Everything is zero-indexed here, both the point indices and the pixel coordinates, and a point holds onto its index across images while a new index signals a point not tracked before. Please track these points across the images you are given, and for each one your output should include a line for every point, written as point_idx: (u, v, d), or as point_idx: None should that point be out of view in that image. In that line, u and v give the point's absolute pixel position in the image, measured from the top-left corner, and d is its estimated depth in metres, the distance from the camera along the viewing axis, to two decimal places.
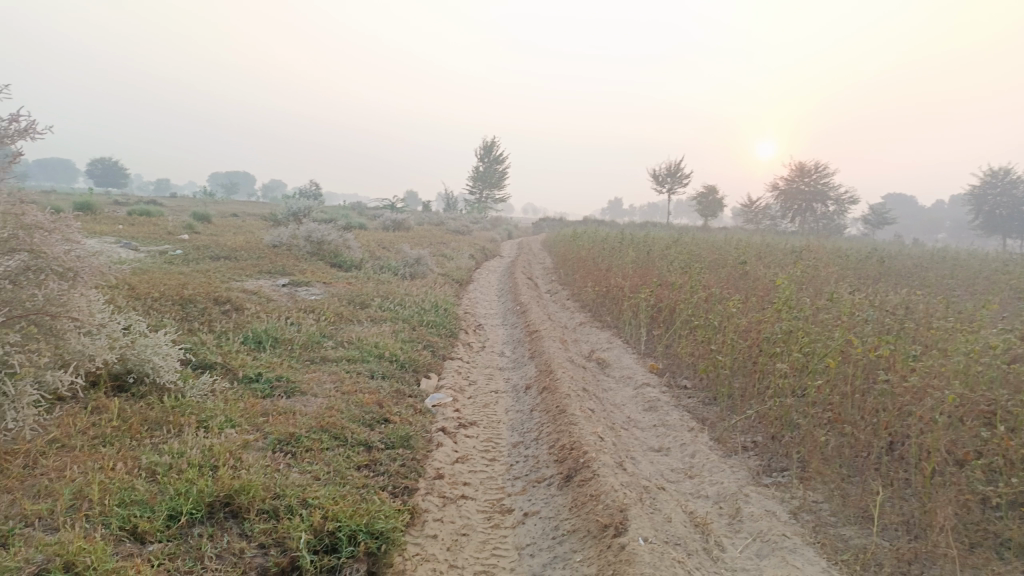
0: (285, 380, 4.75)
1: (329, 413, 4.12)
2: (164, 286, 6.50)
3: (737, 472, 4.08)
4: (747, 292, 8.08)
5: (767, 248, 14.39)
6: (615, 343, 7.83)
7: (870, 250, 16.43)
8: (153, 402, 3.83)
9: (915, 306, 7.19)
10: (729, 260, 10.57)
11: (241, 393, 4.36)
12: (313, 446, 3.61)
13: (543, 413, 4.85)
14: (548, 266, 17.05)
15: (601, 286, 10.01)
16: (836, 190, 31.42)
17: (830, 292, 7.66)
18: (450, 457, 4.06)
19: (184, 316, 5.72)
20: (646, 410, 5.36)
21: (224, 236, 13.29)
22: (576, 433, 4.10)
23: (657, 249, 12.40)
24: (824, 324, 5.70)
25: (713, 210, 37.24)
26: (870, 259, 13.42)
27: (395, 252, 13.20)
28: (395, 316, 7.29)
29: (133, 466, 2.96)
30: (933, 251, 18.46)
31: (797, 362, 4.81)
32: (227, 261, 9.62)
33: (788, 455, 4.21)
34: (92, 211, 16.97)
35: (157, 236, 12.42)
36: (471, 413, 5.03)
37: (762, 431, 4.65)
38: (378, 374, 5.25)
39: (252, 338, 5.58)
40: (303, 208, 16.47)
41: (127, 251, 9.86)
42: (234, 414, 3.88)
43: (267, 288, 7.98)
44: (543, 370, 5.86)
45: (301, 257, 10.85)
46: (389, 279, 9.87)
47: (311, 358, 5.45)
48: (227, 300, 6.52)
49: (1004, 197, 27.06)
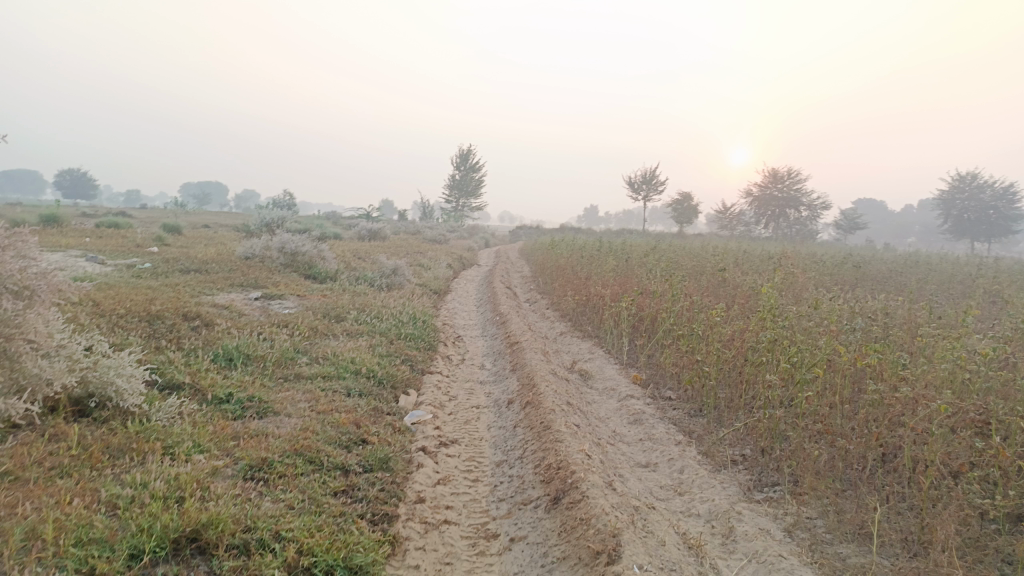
0: (258, 400, 4.56)
1: (303, 435, 3.93)
2: (130, 302, 6.27)
3: (727, 487, 3.97)
4: (729, 301, 8.02)
5: (744, 254, 14.42)
6: (597, 353, 7.71)
7: (845, 255, 16.54)
8: (116, 427, 3.61)
9: (896, 312, 7.18)
10: (708, 267, 10.54)
11: (210, 416, 4.15)
12: (287, 472, 3.42)
13: (526, 429, 4.70)
14: (526, 274, 16.94)
15: (581, 295, 9.91)
16: (808, 195, 31.76)
17: (812, 298, 7.62)
18: (431, 479, 3.89)
19: (151, 334, 5.49)
20: (631, 423, 5.24)
21: (196, 248, 13.01)
22: (562, 451, 3.96)
23: (636, 257, 12.35)
24: (809, 332, 5.63)
25: (689, 216, 37.45)
26: (845, 264, 13.50)
27: (372, 262, 13.00)
28: (372, 329, 7.11)
29: (91, 501, 2.75)
30: (905, 255, 18.67)
31: (785, 372, 4.73)
32: (198, 274, 9.37)
33: (778, 469, 4.11)
34: (58, 224, 16.56)
35: (125, 249, 12.10)
36: (452, 430, 4.87)
37: (750, 444, 4.55)
38: (355, 391, 5.07)
39: (223, 355, 5.37)
40: (276, 218, 16.20)
41: (93, 266, 9.57)
42: (202, 439, 3.68)
43: (239, 302, 7.75)
44: (526, 384, 5.71)
45: (275, 269, 10.62)
46: (365, 290, 9.69)
47: (285, 376, 5.25)
48: (197, 315, 6.30)
49: (971, 202, 27.52)
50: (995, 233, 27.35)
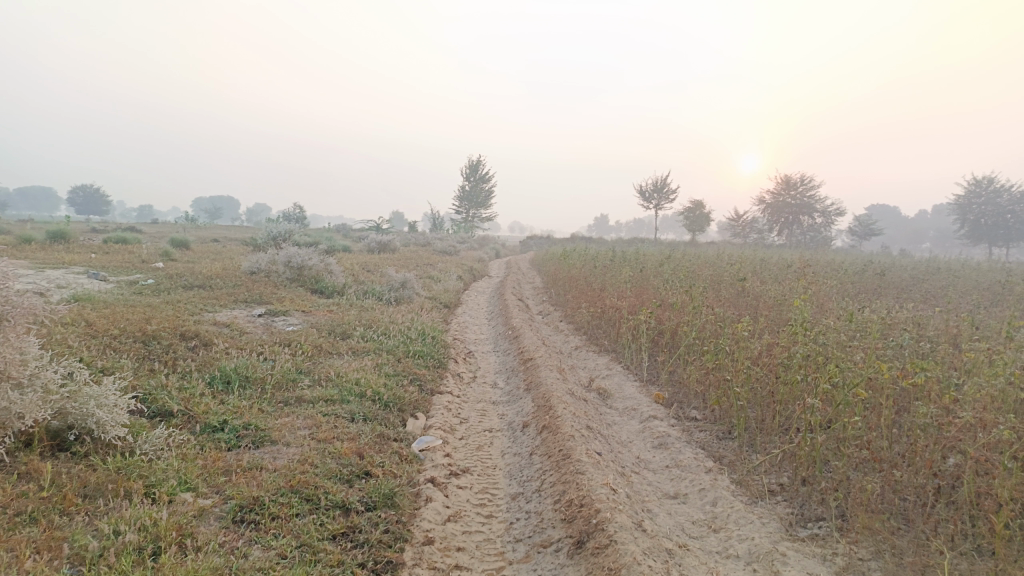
0: (254, 428, 4.22)
1: (301, 468, 3.60)
2: (126, 322, 5.98)
3: (767, 523, 3.60)
4: (751, 313, 7.64)
5: (761, 263, 13.99)
6: (615, 369, 7.36)
7: (864, 262, 16.09)
8: (95, 463, 3.28)
9: (932, 324, 6.77)
10: (727, 276, 10.14)
11: (201, 448, 3.83)
12: (281, 513, 3.09)
13: (544, 457, 4.35)
14: (538, 285, 16.57)
15: (596, 307, 9.55)
16: (822, 202, 31.28)
17: (839, 309, 7.24)
18: (441, 516, 3.55)
19: (144, 356, 5.18)
20: (656, 448, 4.88)
21: (202, 263, 12.74)
22: (584, 485, 3.61)
23: (651, 267, 11.98)
24: (844, 346, 5.25)
25: (701, 225, 37.01)
26: (866, 271, 13.03)
27: (380, 275, 12.71)
28: (378, 347, 6.78)
29: (55, 555, 2.42)
30: (926, 261, 18.22)
31: (823, 392, 4.35)
32: (201, 290, 9.09)
33: (822, 501, 3.73)
34: (65, 240, 16.40)
35: (130, 265, 11.88)
36: (463, 458, 4.52)
37: (788, 472, 4.17)
38: (359, 417, 4.73)
39: (219, 378, 5.05)
40: (283, 232, 15.97)
41: (95, 283, 9.33)
42: (190, 475, 3.35)
43: (241, 320, 7.46)
44: (542, 405, 5.35)
45: (280, 284, 10.33)
46: (372, 305, 9.38)
47: (285, 400, 4.92)
48: (195, 335, 6.00)
49: (988, 206, 26.94)
50: (1013, 238, 26.79)
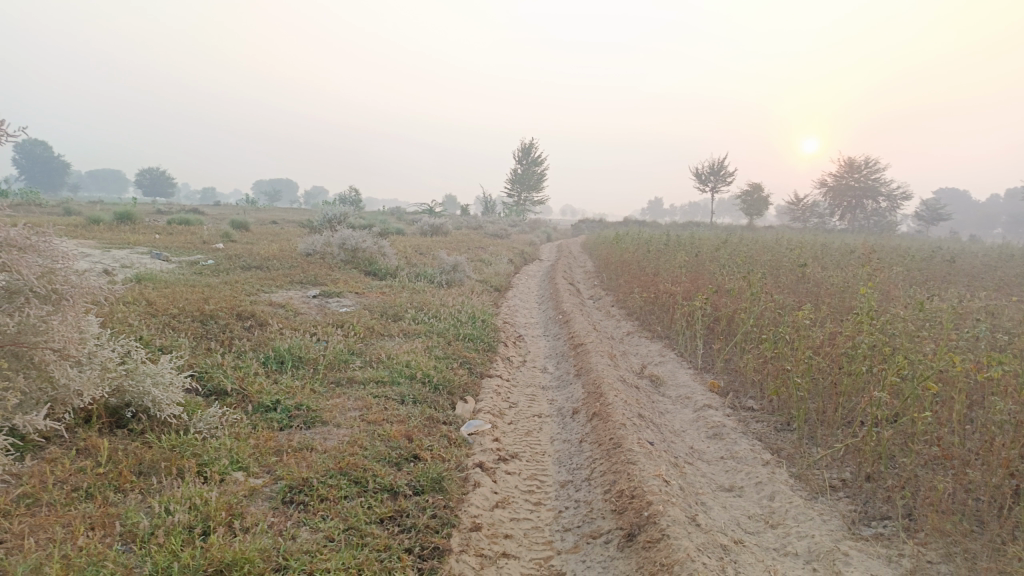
0: (306, 408, 4.25)
1: (350, 450, 3.60)
2: (185, 301, 6.11)
3: (828, 521, 3.44)
4: (812, 300, 7.36)
5: (822, 248, 13.53)
6: (668, 355, 7.21)
7: (933, 248, 15.34)
8: (150, 440, 3.34)
9: (1009, 314, 6.40)
10: (787, 262, 9.82)
11: (253, 427, 3.87)
12: (329, 495, 3.09)
13: (594, 444, 4.27)
14: (590, 269, 16.39)
15: (649, 292, 9.37)
16: (888, 185, 30.09)
17: (907, 298, 6.90)
18: (489, 502, 3.51)
19: (201, 335, 5.29)
20: (710, 438, 4.74)
21: (260, 245, 13.00)
22: (635, 475, 3.51)
23: (707, 251, 11.71)
24: (914, 337, 4.99)
25: (759, 208, 36.08)
26: (935, 258, 12.47)
27: (433, 258, 12.75)
28: (429, 329, 6.77)
29: (108, 532, 2.47)
30: (1002, 247, 17.28)
31: (891, 385, 4.14)
32: (258, 271, 9.25)
33: (888, 499, 3.54)
34: (131, 221, 16.95)
35: (191, 246, 12.17)
36: (512, 443, 4.47)
37: (852, 467, 3.99)
38: (409, 399, 4.72)
39: (273, 358, 5.10)
40: (338, 214, 16.16)
41: (158, 263, 9.60)
42: (241, 454, 3.39)
43: (296, 300, 7.56)
44: (593, 391, 5.26)
45: (334, 266, 10.45)
46: (424, 288, 9.40)
47: (337, 381, 4.95)
48: (251, 315, 6.09)
49: None
50: None
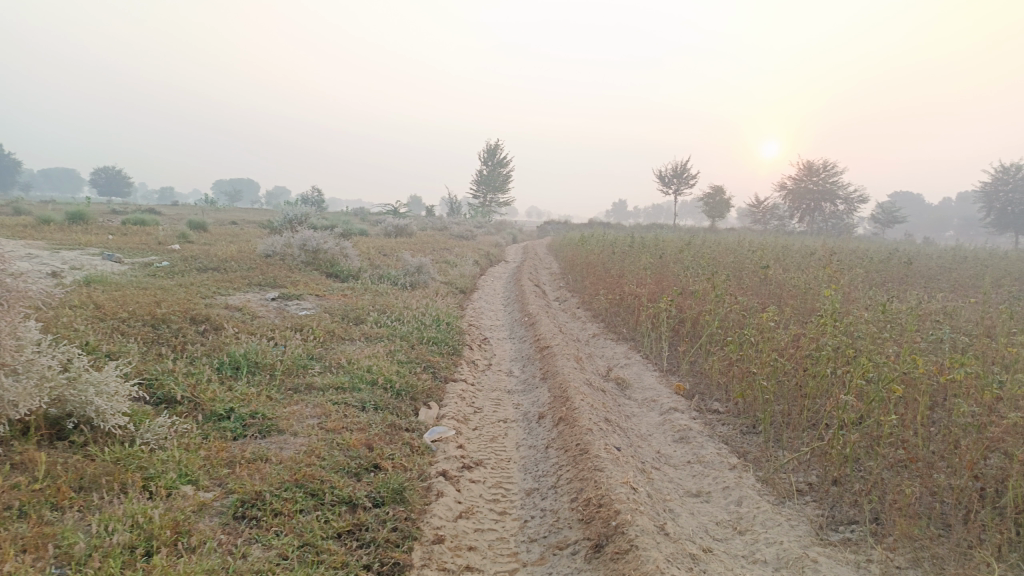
0: (261, 417, 4.09)
1: (307, 460, 3.46)
2: (136, 304, 5.87)
3: (796, 526, 3.40)
4: (775, 302, 7.40)
5: (784, 250, 13.68)
6: (634, 358, 7.17)
7: (889, 251, 15.66)
8: (92, 453, 3.15)
9: (966, 316, 6.49)
10: (750, 263, 9.88)
11: (205, 437, 3.70)
12: (284, 509, 2.95)
13: (560, 451, 4.18)
14: (556, 271, 16.35)
15: (615, 294, 9.34)
16: (845, 188, 30.70)
17: (868, 300, 6.97)
18: (453, 512, 3.39)
19: (152, 340, 5.07)
20: (677, 442, 4.70)
21: (218, 246, 12.66)
22: (602, 483, 3.43)
23: (671, 253, 11.74)
24: (876, 339, 5.01)
25: (721, 211, 36.50)
26: (892, 260, 12.68)
27: (396, 259, 12.57)
28: (392, 333, 6.62)
29: (41, 555, 2.29)
30: (955, 249, 17.75)
31: (856, 387, 4.14)
32: (215, 273, 8.99)
33: (855, 504, 3.52)
34: (83, 221, 16.42)
35: (146, 247, 11.80)
36: (476, 450, 4.36)
37: (818, 471, 3.97)
38: (370, 405, 4.58)
39: (228, 364, 4.91)
40: (300, 215, 15.87)
41: (110, 265, 9.27)
42: (191, 467, 3.22)
43: (253, 303, 7.34)
44: (559, 395, 5.18)
45: (295, 268, 10.21)
46: (387, 290, 9.24)
47: (295, 387, 4.79)
48: (206, 318, 5.88)
49: (1016, 194, 26.23)
50: None
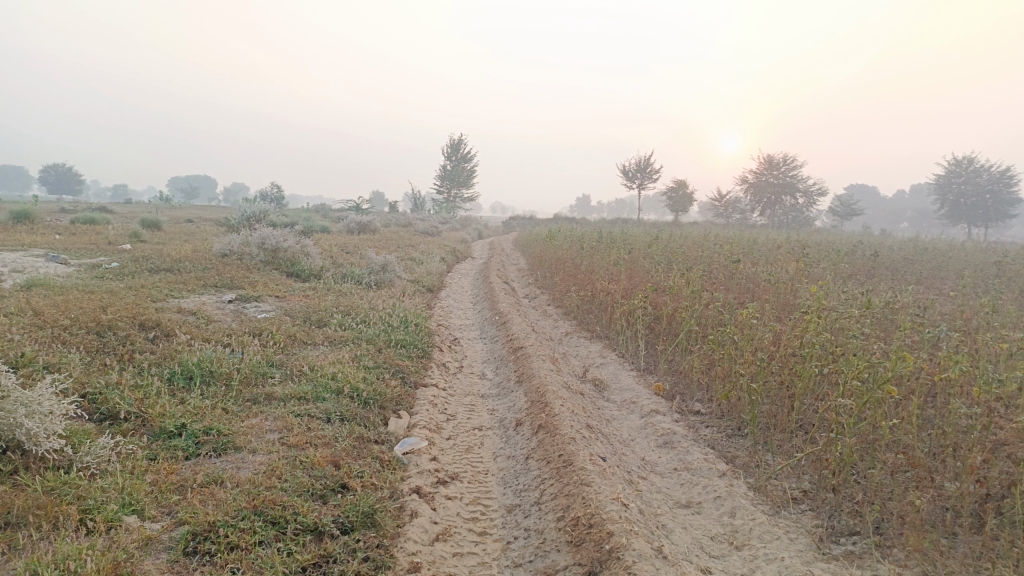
0: (217, 433, 3.75)
1: (268, 482, 3.15)
2: (79, 310, 5.44)
3: (796, 540, 3.20)
4: (750, 297, 7.26)
5: (751, 243, 13.62)
6: (609, 357, 6.96)
7: (851, 242, 15.72)
8: (22, 483, 2.77)
9: (943, 310, 6.40)
10: (721, 257, 9.74)
11: (153, 459, 3.35)
12: (242, 542, 2.64)
13: (541, 462, 3.93)
14: (523, 267, 16.11)
15: (586, 290, 9.12)
16: (805, 181, 31.04)
17: (844, 294, 6.85)
18: (428, 534, 3.12)
19: (97, 349, 4.68)
20: (661, 447, 4.48)
21: (172, 245, 12.13)
22: (591, 500, 3.19)
23: (640, 248, 11.58)
24: (862, 335, 4.85)
25: (684, 205, 36.63)
26: (857, 252, 12.70)
27: (360, 257, 12.18)
28: (357, 336, 6.30)
29: None
30: (913, 241, 17.98)
31: (849, 389, 3.96)
32: (167, 274, 8.53)
33: (855, 513, 3.33)
34: (28, 220, 15.65)
35: (93, 247, 11.22)
36: (451, 462, 4.09)
37: (812, 477, 3.78)
38: (335, 417, 4.27)
39: (180, 374, 4.55)
40: (258, 212, 15.33)
41: (54, 267, 8.75)
42: (136, 494, 2.88)
43: (209, 307, 6.93)
44: (536, 400, 4.93)
45: (253, 268, 9.78)
46: (351, 290, 8.88)
47: (253, 398, 4.46)
48: (156, 324, 5.48)
49: (968, 185, 26.74)
50: (993, 217, 26.72)
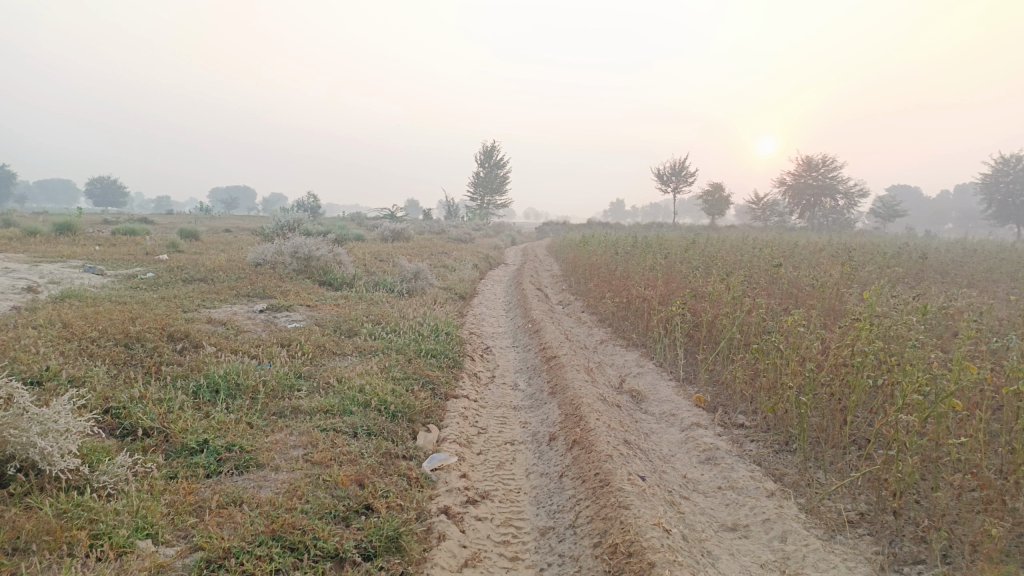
0: (239, 449, 3.62)
1: (289, 504, 3.00)
2: (108, 321, 5.41)
3: (854, 569, 2.94)
4: (793, 303, 6.93)
5: (792, 247, 13.17)
6: (647, 366, 6.71)
7: (897, 245, 15.09)
8: (34, 505, 2.66)
9: (1003, 316, 6.01)
10: (761, 261, 9.39)
11: (173, 478, 3.23)
12: (258, 570, 2.49)
13: (576, 480, 3.72)
14: (556, 273, 15.91)
15: (622, 297, 8.86)
16: (845, 182, 30.25)
17: (894, 298, 6.49)
18: (457, 560, 2.94)
19: (123, 362, 4.60)
20: (703, 463, 4.24)
21: (208, 255, 12.21)
22: (630, 525, 2.98)
23: (676, 252, 11.28)
24: (919, 343, 4.54)
25: (721, 208, 35.99)
26: (904, 255, 12.17)
27: (393, 265, 12.10)
28: (387, 346, 6.16)
29: None
30: (960, 242, 17.27)
31: (908, 403, 3.67)
32: (201, 284, 8.52)
33: (920, 541, 3.06)
34: (70, 230, 15.93)
35: (130, 258, 11.32)
36: (481, 479, 3.91)
37: (869, 498, 3.51)
38: (361, 431, 4.12)
39: (205, 387, 4.44)
40: (292, 221, 15.38)
41: (91, 278, 8.81)
42: (151, 517, 2.75)
43: (240, 317, 6.88)
44: (571, 413, 4.72)
45: (285, 277, 9.75)
46: (383, 298, 8.78)
47: (279, 412, 4.34)
48: (185, 335, 5.41)
49: (1017, 184, 25.71)
50: None
